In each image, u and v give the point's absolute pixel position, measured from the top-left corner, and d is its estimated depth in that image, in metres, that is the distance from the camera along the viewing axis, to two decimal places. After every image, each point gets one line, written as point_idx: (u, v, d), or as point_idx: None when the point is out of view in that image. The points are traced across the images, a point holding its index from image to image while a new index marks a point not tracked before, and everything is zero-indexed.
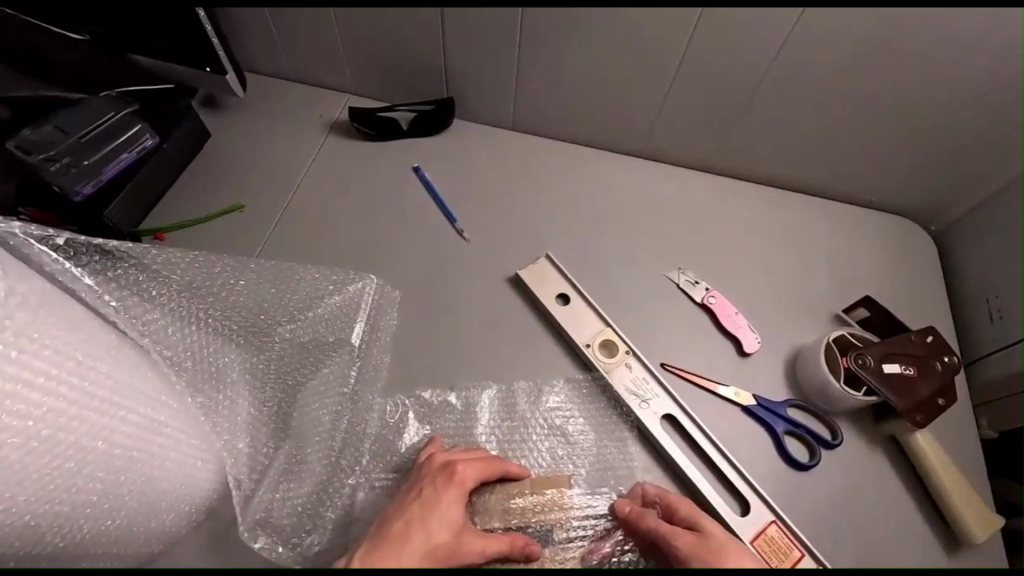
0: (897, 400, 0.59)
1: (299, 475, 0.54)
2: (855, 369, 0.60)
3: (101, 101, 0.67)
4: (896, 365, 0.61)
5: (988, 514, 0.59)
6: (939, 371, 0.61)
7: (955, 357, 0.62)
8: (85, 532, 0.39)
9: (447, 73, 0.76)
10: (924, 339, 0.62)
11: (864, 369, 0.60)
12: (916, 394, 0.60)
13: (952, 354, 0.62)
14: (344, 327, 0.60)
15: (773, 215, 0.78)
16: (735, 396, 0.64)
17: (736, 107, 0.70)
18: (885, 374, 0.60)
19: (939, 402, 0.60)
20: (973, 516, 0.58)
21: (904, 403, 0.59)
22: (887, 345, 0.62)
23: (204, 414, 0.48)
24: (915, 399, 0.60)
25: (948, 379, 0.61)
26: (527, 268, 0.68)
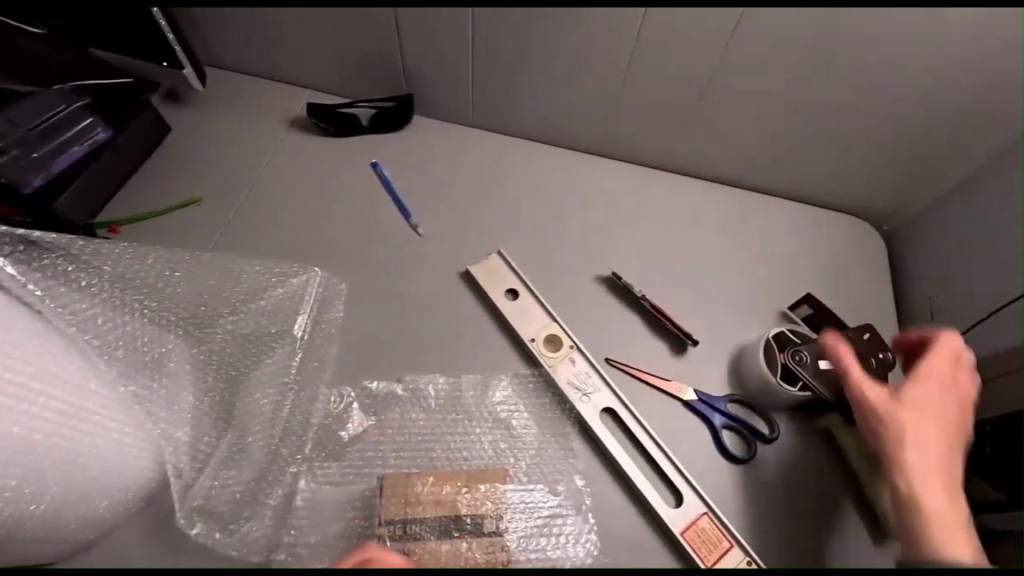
0: (830, 397, 0.60)
1: (240, 463, 0.55)
2: (789, 364, 0.62)
3: (52, 92, 0.66)
4: None
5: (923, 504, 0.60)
6: (875, 369, 0.61)
7: (892, 354, 0.62)
8: (10, 516, 0.40)
9: (406, 70, 0.77)
10: (862, 336, 0.63)
11: (798, 364, 0.61)
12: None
13: (889, 351, 0.62)
14: (288, 318, 0.61)
15: (727, 213, 0.79)
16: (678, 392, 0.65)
17: (686, 103, 0.71)
18: (820, 370, 0.61)
19: None
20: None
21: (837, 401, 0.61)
22: (824, 342, 0.64)
23: (138, 402, 0.50)
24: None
25: (884, 376, 0.61)
26: (479, 265, 0.69)
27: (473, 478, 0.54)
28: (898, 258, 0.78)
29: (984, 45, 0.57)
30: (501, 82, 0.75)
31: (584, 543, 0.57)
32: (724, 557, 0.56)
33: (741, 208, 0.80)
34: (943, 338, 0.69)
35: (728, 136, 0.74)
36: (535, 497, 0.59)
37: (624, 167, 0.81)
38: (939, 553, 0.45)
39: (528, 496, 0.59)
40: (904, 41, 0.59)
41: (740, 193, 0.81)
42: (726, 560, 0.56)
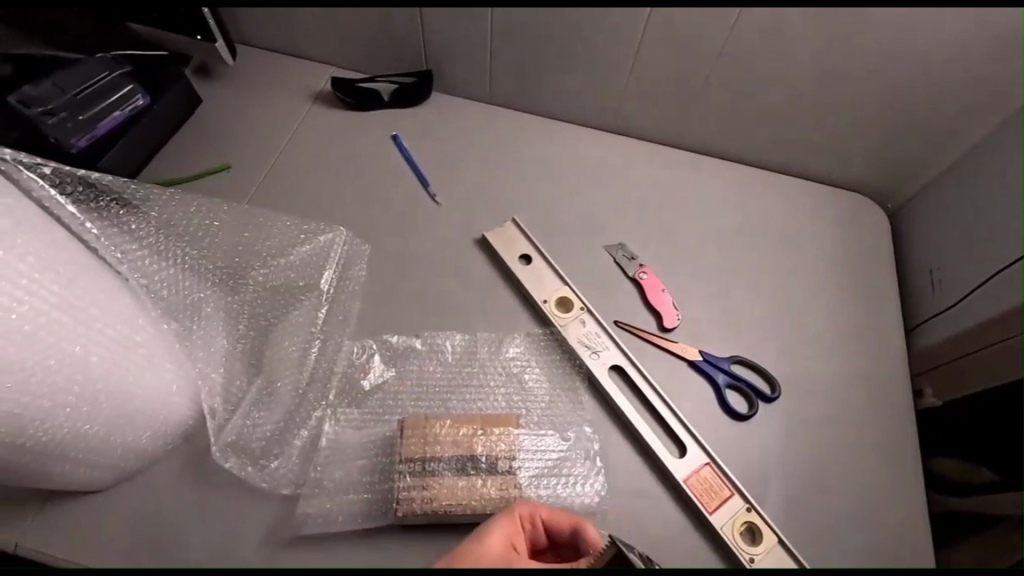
0: None
1: (270, 405, 0.59)
2: None
3: (97, 60, 0.69)
4: None
5: None
6: None
7: None
8: (67, 434, 0.43)
9: (426, 46, 0.80)
10: None
11: None
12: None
13: None
14: (314, 273, 0.64)
15: (733, 188, 0.82)
16: (683, 352, 0.68)
17: (698, 78, 0.73)
18: None
19: None
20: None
21: None
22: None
23: (179, 340, 0.53)
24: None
25: None
26: (495, 231, 0.73)
27: (488, 425, 0.57)
28: (901, 233, 0.80)
29: (993, 19, 0.59)
30: (518, 59, 0.78)
31: (592, 485, 0.60)
32: (724, 504, 0.58)
33: (747, 184, 0.82)
34: (941, 309, 0.71)
35: (736, 112, 0.76)
36: (546, 444, 0.62)
37: (635, 143, 0.84)
38: None
39: (538, 442, 0.62)
40: (909, 15, 0.61)
41: (747, 169, 0.83)
42: (727, 507, 0.59)
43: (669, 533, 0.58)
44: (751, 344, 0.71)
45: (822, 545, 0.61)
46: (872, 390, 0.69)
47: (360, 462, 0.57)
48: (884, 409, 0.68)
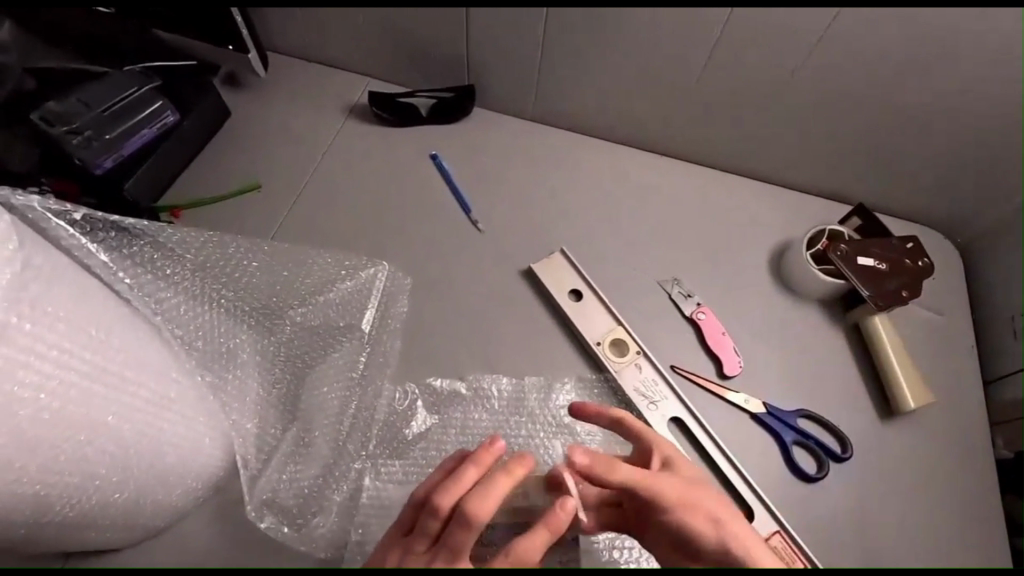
0: (866, 287, 0.65)
1: (307, 457, 0.55)
2: (834, 253, 0.66)
3: (124, 74, 0.65)
4: (871, 260, 0.66)
5: (923, 390, 0.64)
6: (908, 270, 0.66)
7: (929, 264, 0.66)
8: (94, 504, 0.39)
9: (469, 59, 0.74)
10: (905, 244, 0.67)
11: (842, 256, 0.66)
12: (883, 285, 0.65)
13: (927, 260, 0.66)
14: (356, 312, 0.60)
15: (796, 220, 0.76)
16: (746, 404, 0.64)
17: (768, 105, 0.68)
18: (861, 266, 0.66)
19: (903, 295, 0.65)
20: (911, 392, 0.63)
21: (872, 289, 0.65)
22: (868, 241, 0.67)
23: (214, 392, 0.48)
24: (879, 287, 0.65)
25: (915, 278, 0.66)
26: (541, 262, 0.68)
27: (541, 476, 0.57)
28: (974, 273, 0.75)
29: None
30: (570, 77, 0.73)
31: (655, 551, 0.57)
32: None
33: (810, 214, 0.76)
34: None
35: (806, 140, 0.71)
36: None
37: (689, 167, 0.79)
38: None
39: None
40: (960, 27, 0.55)
41: (810, 198, 0.77)
42: None
43: None
44: (816, 394, 0.66)
45: None
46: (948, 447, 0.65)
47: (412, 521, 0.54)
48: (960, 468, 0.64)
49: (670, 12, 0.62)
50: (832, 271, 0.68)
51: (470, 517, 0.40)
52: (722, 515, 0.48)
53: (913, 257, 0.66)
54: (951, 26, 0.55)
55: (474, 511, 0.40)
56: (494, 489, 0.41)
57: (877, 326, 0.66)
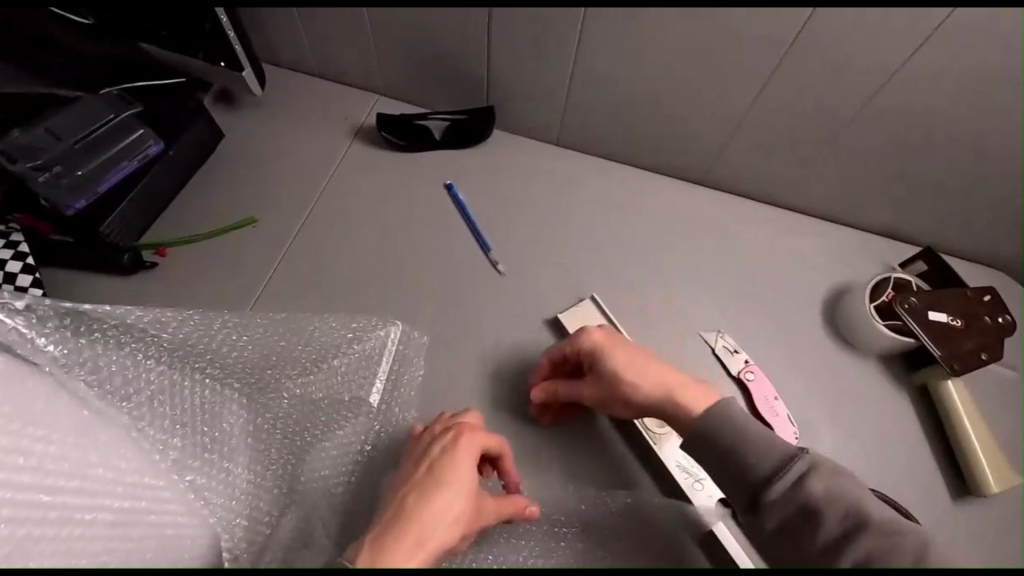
0: (936, 347, 0.58)
1: (305, 564, 0.45)
2: (898, 307, 0.58)
3: (99, 100, 0.57)
4: (943, 315, 0.58)
5: (1005, 467, 0.56)
6: (986, 327, 0.58)
7: (1010, 319, 0.59)
8: None
9: (487, 79, 0.67)
10: (981, 296, 0.59)
11: (908, 310, 0.58)
12: (957, 344, 0.58)
13: (1007, 315, 0.59)
14: (362, 383, 0.53)
15: (853, 260, 0.68)
16: None
17: (824, 140, 0.60)
18: (930, 323, 0.58)
19: (980, 356, 0.57)
20: (988, 469, 0.56)
21: (943, 350, 0.57)
22: (940, 292, 0.60)
23: (196, 491, 0.42)
24: (951, 348, 0.58)
25: (995, 336, 0.58)
26: (568, 311, 0.62)
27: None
28: None
29: None
30: (599, 102, 0.65)
31: None
32: None
33: (868, 256, 0.68)
34: None
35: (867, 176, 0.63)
36: None
37: (731, 200, 0.71)
38: (691, 417, 0.47)
39: None
40: None
41: (867, 237, 0.69)
42: None
43: None
44: (878, 467, 0.58)
45: None
46: None
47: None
48: None
49: (706, 35, 0.54)
50: (898, 325, 0.60)
51: (432, 464, 0.45)
52: (663, 378, 0.49)
53: (990, 312, 0.59)
54: (1017, 62, 0.47)
55: (442, 462, 0.45)
56: (458, 448, 0.46)
57: (948, 393, 0.59)
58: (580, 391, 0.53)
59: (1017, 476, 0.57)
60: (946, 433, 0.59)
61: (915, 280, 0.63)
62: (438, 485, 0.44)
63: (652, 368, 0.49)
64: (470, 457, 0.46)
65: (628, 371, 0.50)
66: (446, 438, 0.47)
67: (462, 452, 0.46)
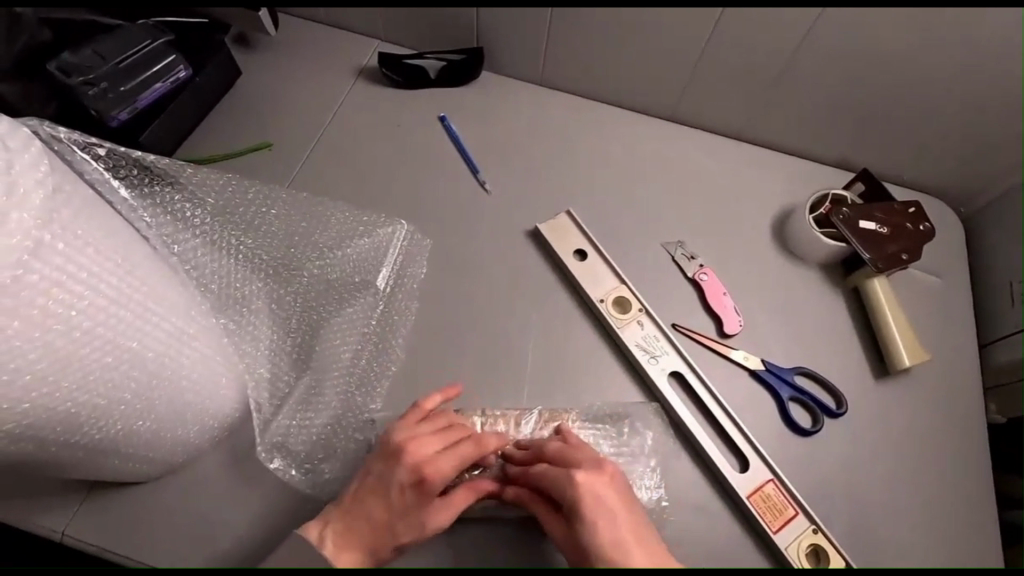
0: (866, 249, 0.66)
1: (318, 405, 0.58)
2: (835, 215, 0.67)
3: (139, 30, 0.66)
4: (873, 223, 0.67)
5: (918, 349, 0.66)
6: (909, 233, 0.67)
7: (931, 227, 0.67)
8: (119, 429, 0.41)
9: (479, 22, 0.74)
10: (907, 209, 0.68)
11: (842, 219, 0.67)
12: (884, 248, 0.66)
13: (928, 224, 0.67)
14: (370, 270, 0.64)
15: (802, 185, 0.76)
16: (744, 361, 0.65)
17: (772, 71, 0.68)
18: (860, 229, 0.66)
19: (902, 257, 0.66)
20: (903, 350, 0.65)
21: (872, 252, 0.66)
22: (870, 205, 0.68)
23: (227, 336, 0.51)
24: (879, 250, 0.66)
25: (917, 241, 0.67)
26: (547, 223, 0.69)
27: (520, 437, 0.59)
28: (976, 242, 0.75)
29: None
30: (578, 42, 0.73)
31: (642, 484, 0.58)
32: (788, 524, 0.57)
33: (816, 182, 0.76)
34: None
35: (813, 105, 0.71)
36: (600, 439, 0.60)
37: (697, 134, 0.79)
38: None
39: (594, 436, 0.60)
40: None
41: (817, 167, 0.78)
42: (790, 527, 0.57)
43: (724, 554, 0.57)
44: (815, 354, 0.67)
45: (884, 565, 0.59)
46: (942, 407, 0.66)
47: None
48: (953, 426, 0.65)
49: None
50: (832, 234, 0.69)
51: (417, 464, 0.51)
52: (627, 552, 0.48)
53: (913, 222, 0.67)
54: None
55: (427, 469, 0.51)
56: (440, 457, 0.52)
57: (874, 291, 0.67)
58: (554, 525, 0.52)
59: (929, 359, 0.66)
60: (872, 326, 0.68)
61: (851, 197, 0.72)
62: (418, 491, 0.51)
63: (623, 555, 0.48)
64: (457, 461, 0.52)
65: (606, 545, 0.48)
66: (437, 444, 0.52)
67: (441, 463, 0.51)
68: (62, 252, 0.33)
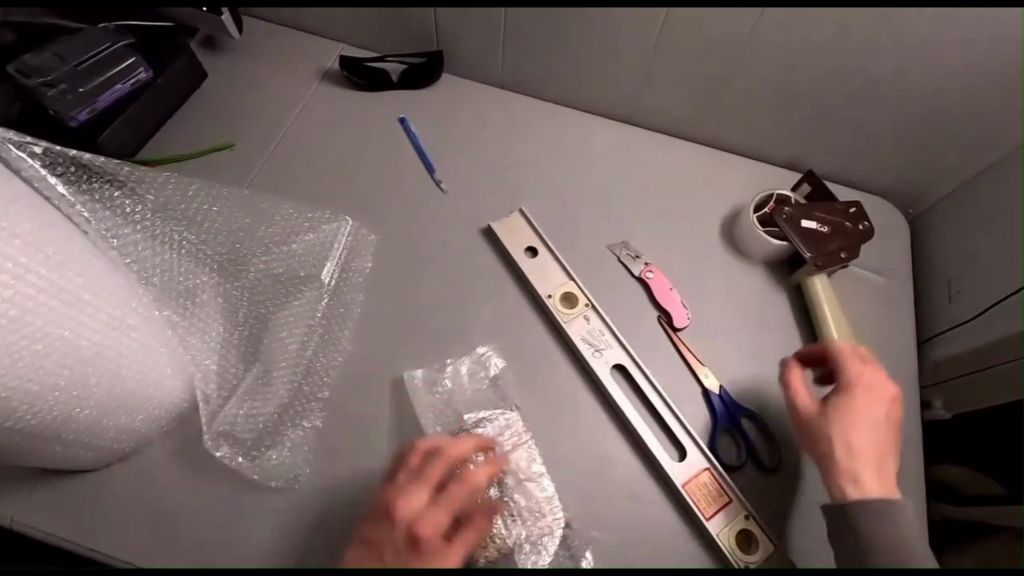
0: (805, 248, 0.68)
1: (266, 396, 0.60)
2: (777, 216, 0.69)
3: (100, 33, 0.68)
4: (814, 224, 0.69)
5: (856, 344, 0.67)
6: (849, 232, 0.69)
7: (870, 225, 0.69)
8: (58, 416, 0.43)
9: (439, 26, 0.76)
10: (848, 209, 0.70)
11: (784, 219, 0.69)
12: (823, 247, 0.68)
13: (868, 222, 0.69)
14: (316, 263, 0.66)
15: (753, 185, 0.78)
16: (705, 378, 0.66)
17: (715, 75, 0.71)
18: (801, 228, 0.68)
19: (841, 256, 0.68)
20: None
21: (811, 250, 0.68)
22: (812, 205, 0.70)
23: (172, 326, 0.55)
24: (819, 249, 0.68)
25: (857, 239, 0.68)
26: (501, 221, 0.71)
27: (468, 426, 0.60)
28: (921, 241, 0.78)
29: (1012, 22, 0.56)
30: (532, 45, 0.75)
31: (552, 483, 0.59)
32: (723, 511, 0.59)
33: (766, 182, 0.79)
34: (959, 320, 0.69)
35: (758, 108, 0.73)
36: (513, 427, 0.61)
37: (652, 136, 0.81)
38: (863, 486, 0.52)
39: (508, 425, 0.61)
40: None
41: (768, 168, 0.80)
42: (725, 513, 0.59)
43: (663, 538, 0.59)
44: (759, 349, 0.69)
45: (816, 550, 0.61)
46: None
47: (357, 440, 0.59)
48: None
49: None
50: (777, 233, 0.70)
51: (411, 526, 0.49)
52: (864, 391, 0.56)
53: (853, 223, 0.69)
54: None
55: (419, 528, 0.49)
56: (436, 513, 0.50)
57: (816, 288, 0.69)
58: (806, 401, 0.58)
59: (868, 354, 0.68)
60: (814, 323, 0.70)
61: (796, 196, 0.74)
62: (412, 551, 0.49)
63: (867, 408, 0.55)
64: (444, 519, 0.50)
65: (850, 419, 0.54)
66: (425, 496, 0.51)
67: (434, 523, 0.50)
68: None
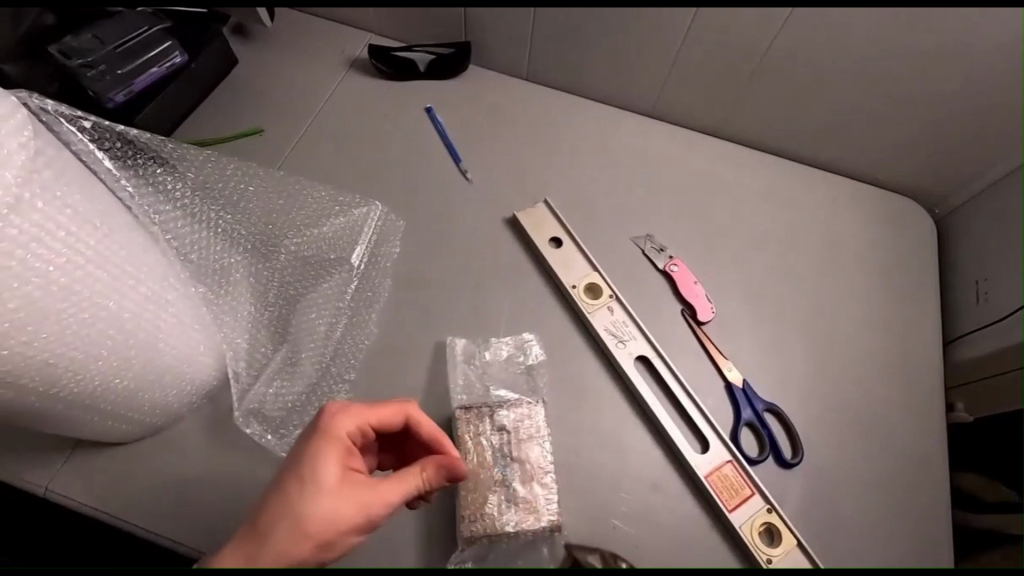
0: None
1: (294, 375, 0.61)
2: None
3: (138, 17, 0.69)
4: None
5: None
6: None
7: None
8: (98, 386, 0.44)
9: (466, 17, 0.77)
10: None
11: None
12: None
13: None
14: (346, 247, 0.67)
15: (777, 182, 0.78)
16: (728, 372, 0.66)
17: (745, 70, 0.71)
18: None
19: None
20: None
21: None
22: None
23: (207, 303, 0.56)
24: None
25: None
26: (526, 212, 0.71)
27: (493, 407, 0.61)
28: (947, 242, 0.77)
29: None
30: (560, 38, 0.75)
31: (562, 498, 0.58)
32: (745, 503, 0.59)
33: (791, 180, 0.78)
34: (985, 322, 0.68)
35: (786, 105, 0.73)
36: (534, 424, 0.60)
37: (677, 130, 0.81)
38: None
39: (530, 422, 0.60)
40: None
41: (792, 165, 0.79)
42: (747, 506, 0.59)
43: (683, 529, 0.59)
44: (781, 346, 0.69)
45: (835, 548, 0.61)
46: (902, 400, 0.68)
47: (382, 423, 0.60)
48: (911, 420, 0.67)
49: None
50: None
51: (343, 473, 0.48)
52: None
53: None
54: None
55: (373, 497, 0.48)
56: (382, 485, 0.49)
57: None
58: None
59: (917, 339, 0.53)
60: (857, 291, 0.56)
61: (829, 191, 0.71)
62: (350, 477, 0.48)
63: None
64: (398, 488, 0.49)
65: None
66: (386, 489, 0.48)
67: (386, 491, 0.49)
68: (41, 211, 0.36)
